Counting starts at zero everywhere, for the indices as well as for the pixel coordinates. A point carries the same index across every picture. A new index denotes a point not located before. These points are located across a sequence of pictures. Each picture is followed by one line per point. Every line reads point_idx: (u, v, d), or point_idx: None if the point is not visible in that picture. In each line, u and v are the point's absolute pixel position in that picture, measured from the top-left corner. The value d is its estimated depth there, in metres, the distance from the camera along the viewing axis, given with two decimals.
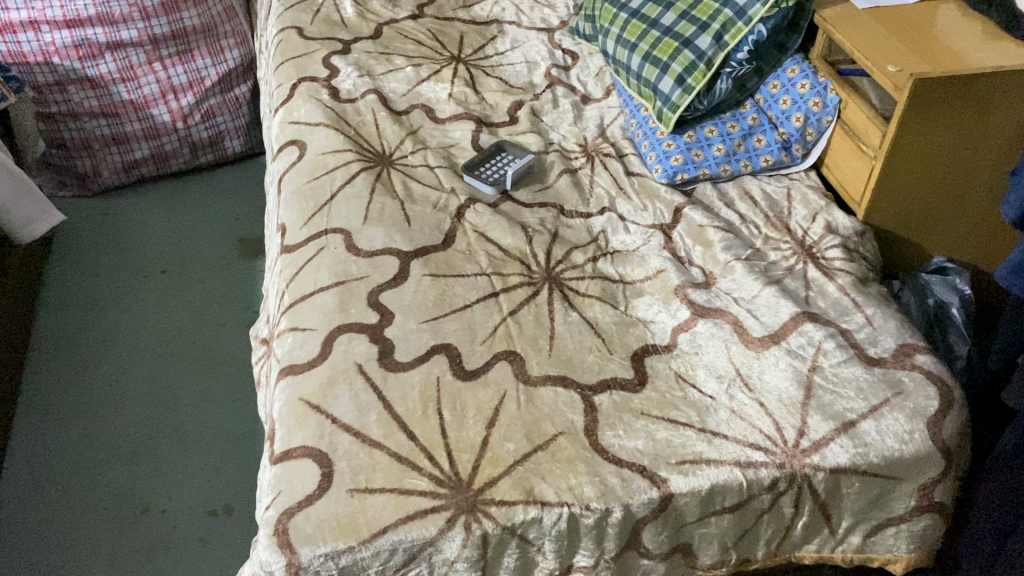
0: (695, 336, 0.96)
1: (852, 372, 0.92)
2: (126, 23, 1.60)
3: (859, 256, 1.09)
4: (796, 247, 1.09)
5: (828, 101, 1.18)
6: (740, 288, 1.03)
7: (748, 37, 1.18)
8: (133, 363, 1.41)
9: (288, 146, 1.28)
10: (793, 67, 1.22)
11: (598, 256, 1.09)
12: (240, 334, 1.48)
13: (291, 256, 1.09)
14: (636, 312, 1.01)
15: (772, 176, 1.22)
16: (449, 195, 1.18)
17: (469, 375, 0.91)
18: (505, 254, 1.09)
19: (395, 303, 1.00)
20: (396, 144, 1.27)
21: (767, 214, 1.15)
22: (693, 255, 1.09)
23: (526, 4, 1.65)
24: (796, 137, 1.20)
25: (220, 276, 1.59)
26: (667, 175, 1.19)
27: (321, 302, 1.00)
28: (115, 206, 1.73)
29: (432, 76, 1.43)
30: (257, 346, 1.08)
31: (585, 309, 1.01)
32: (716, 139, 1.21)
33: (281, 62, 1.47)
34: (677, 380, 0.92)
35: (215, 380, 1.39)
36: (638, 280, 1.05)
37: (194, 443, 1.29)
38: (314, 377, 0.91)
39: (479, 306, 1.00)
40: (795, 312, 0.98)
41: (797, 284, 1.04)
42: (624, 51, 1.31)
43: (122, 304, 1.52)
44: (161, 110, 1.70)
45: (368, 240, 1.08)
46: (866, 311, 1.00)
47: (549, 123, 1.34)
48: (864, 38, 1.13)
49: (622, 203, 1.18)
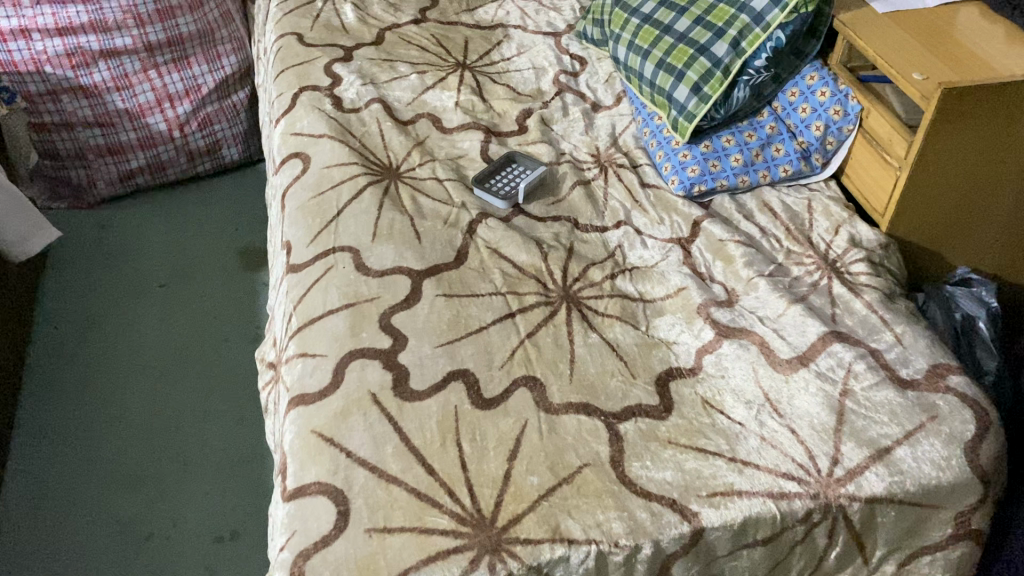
0: (721, 358, 0.93)
1: (884, 395, 0.89)
2: (119, 30, 1.55)
3: (885, 270, 1.06)
4: (820, 261, 1.06)
5: (849, 109, 1.14)
6: (764, 306, 0.99)
7: (766, 44, 1.14)
8: (134, 381, 1.37)
9: (291, 159, 1.24)
10: (812, 73, 1.18)
11: (616, 273, 1.05)
12: (243, 350, 1.44)
13: (298, 276, 1.06)
14: (658, 332, 0.98)
15: (791, 186, 1.18)
16: (460, 210, 1.14)
17: (488, 404, 0.88)
18: (520, 273, 1.05)
19: (408, 326, 0.96)
20: (403, 156, 1.23)
21: (788, 226, 1.11)
22: (714, 271, 1.06)
23: (531, 7, 1.61)
24: (815, 146, 1.16)
25: (220, 289, 1.55)
26: (684, 187, 1.16)
27: (331, 325, 0.97)
28: (112, 217, 1.68)
29: (437, 83, 1.39)
30: (264, 370, 1.04)
31: (605, 330, 0.97)
32: (734, 149, 1.17)
33: (281, 69, 1.42)
34: (705, 407, 0.88)
35: (219, 399, 1.35)
36: (658, 298, 1.02)
37: (198, 466, 1.26)
38: (326, 407, 0.87)
39: (495, 328, 0.96)
40: (823, 331, 0.95)
41: (823, 301, 1.00)
42: (636, 58, 1.27)
43: (121, 321, 1.47)
44: (157, 119, 1.66)
45: (378, 259, 1.05)
46: (896, 329, 0.97)
47: (560, 132, 1.30)
48: (887, 44, 1.09)
49: (638, 216, 1.15)
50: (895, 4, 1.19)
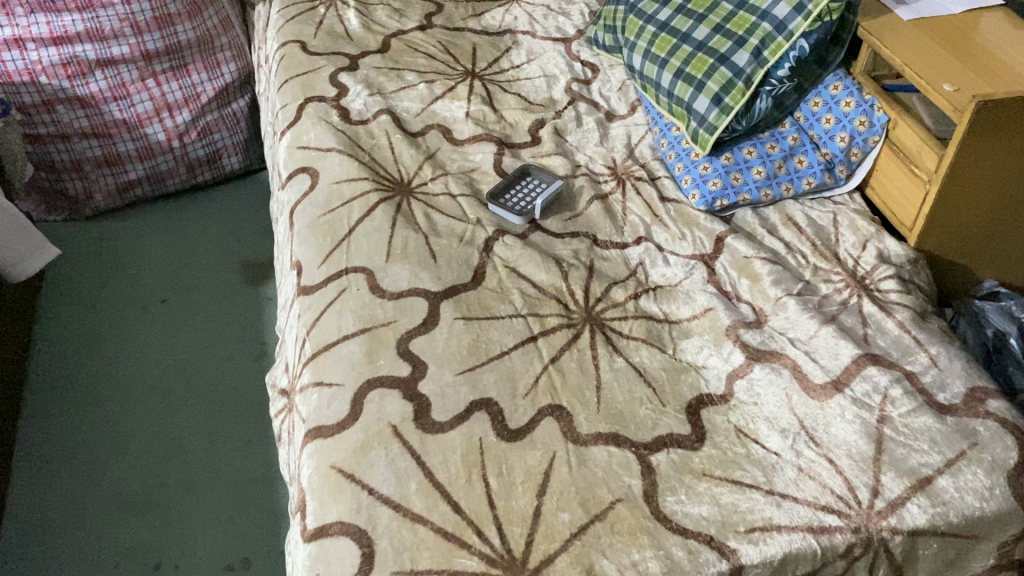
0: (752, 384, 0.90)
1: (923, 422, 0.86)
2: (116, 39, 1.51)
3: (915, 287, 1.03)
4: (849, 278, 1.03)
5: (875, 120, 1.11)
6: (795, 327, 0.96)
7: (789, 53, 1.11)
8: (137, 402, 1.34)
9: (299, 174, 1.20)
10: (836, 83, 1.15)
11: (639, 293, 1.02)
12: (249, 368, 1.40)
13: (310, 298, 1.02)
14: (685, 356, 0.94)
15: (815, 199, 1.15)
16: (475, 226, 1.11)
17: (514, 435, 0.84)
18: (540, 293, 1.01)
19: (427, 352, 0.92)
20: (414, 170, 1.19)
21: (813, 241, 1.08)
22: (740, 290, 1.03)
23: (539, 12, 1.58)
24: (840, 158, 1.13)
25: (224, 304, 1.51)
26: (706, 202, 1.13)
27: (347, 352, 0.93)
28: (110, 230, 1.64)
29: (447, 92, 1.35)
30: (276, 397, 1.01)
31: (630, 353, 0.94)
32: (756, 161, 1.14)
33: (285, 79, 1.38)
34: (738, 436, 0.85)
35: (225, 419, 1.32)
36: (684, 319, 0.99)
37: (207, 490, 1.22)
38: (346, 441, 0.84)
39: (518, 353, 0.93)
40: (857, 354, 0.92)
41: (853, 320, 0.97)
42: (652, 67, 1.23)
43: (122, 339, 1.43)
44: (155, 129, 1.61)
45: (393, 280, 1.01)
46: (930, 350, 0.94)
47: (574, 143, 1.27)
48: (914, 54, 1.06)
49: (659, 232, 1.11)
50: (920, 11, 1.15)
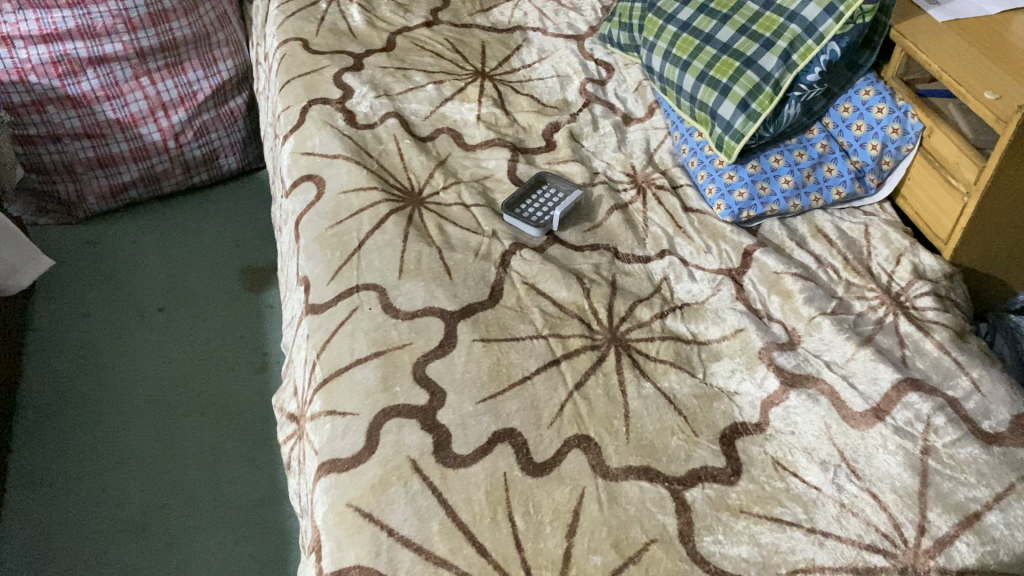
0: (788, 411, 0.86)
1: (969, 452, 0.81)
2: (109, 36, 1.45)
3: (951, 304, 0.99)
4: (884, 295, 0.98)
5: (909, 128, 1.06)
6: (830, 350, 0.92)
7: (819, 57, 1.06)
8: (135, 418, 1.29)
9: (304, 182, 1.15)
10: (867, 87, 1.10)
11: (666, 312, 0.97)
12: (251, 381, 1.35)
13: (319, 317, 0.97)
14: (716, 380, 0.90)
15: (844, 210, 1.11)
16: (491, 239, 1.06)
17: (540, 469, 0.80)
18: (562, 311, 0.97)
19: (446, 378, 0.88)
20: (425, 178, 1.14)
21: (845, 255, 1.04)
22: (770, 308, 0.98)
23: (549, 7, 1.52)
24: (870, 167, 1.09)
25: (224, 313, 1.46)
26: (732, 213, 1.08)
27: (361, 377, 0.88)
28: (104, 233, 1.59)
29: (456, 94, 1.29)
30: (284, 422, 0.96)
31: (659, 378, 0.89)
32: (783, 169, 1.09)
33: (287, 79, 1.32)
34: (776, 468, 0.81)
35: (228, 437, 1.27)
36: (713, 340, 0.94)
37: (209, 512, 1.17)
38: (362, 477, 0.79)
39: (541, 378, 0.88)
40: (896, 379, 0.87)
41: (890, 341, 0.93)
42: (673, 69, 1.18)
43: (119, 350, 1.38)
44: (150, 129, 1.55)
45: (407, 298, 0.96)
46: (972, 373, 0.89)
47: (591, 149, 1.22)
48: (951, 58, 1.01)
49: (682, 244, 1.07)
50: (955, 12, 1.10)
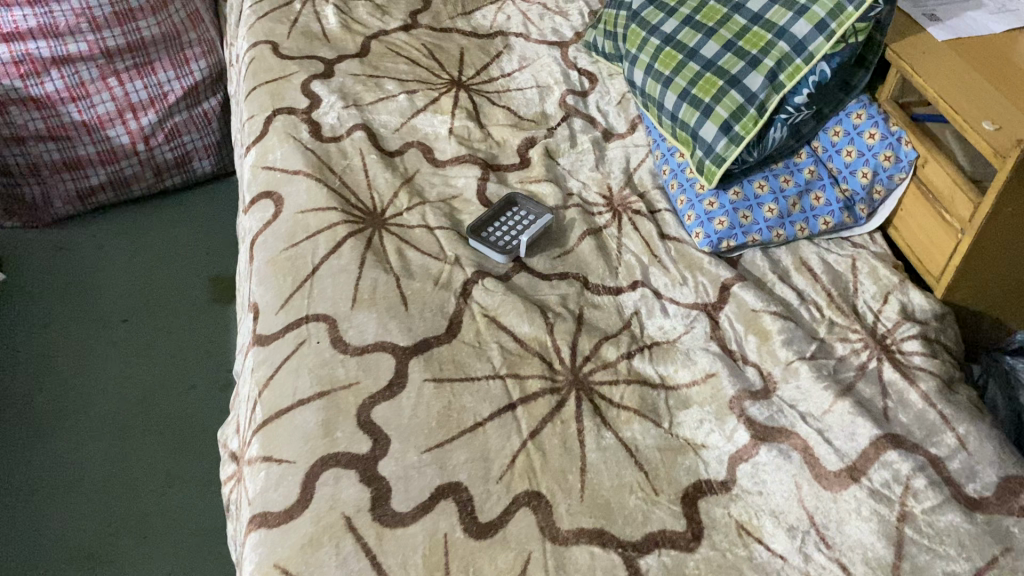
0: (757, 468, 0.80)
1: (949, 521, 0.75)
2: (73, 35, 1.39)
3: (941, 348, 0.92)
4: (868, 338, 0.92)
5: (902, 155, 1.00)
6: (807, 400, 0.85)
7: (808, 77, 0.99)
8: (91, 437, 1.24)
9: (262, 200, 1.09)
10: (860, 110, 1.03)
11: (633, 352, 0.91)
12: (213, 399, 1.30)
13: (264, 350, 0.91)
14: (683, 431, 0.84)
15: (832, 240, 1.04)
16: (453, 266, 1.00)
17: (484, 531, 0.74)
18: (522, 348, 0.91)
19: (391, 423, 0.82)
20: (389, 198, 1.08)
21: (829, 291, 0.97)
22: (746, 349, 0.92)
23: (535, 11, 1.45)
24: (861, 196, 1.02)
25: (190, 325, 1.40)
26: (711, 242, 1.01)
27: (301, 421, 0.82)
28: (70, 238, 1.53)
29: (429, 105, 1.23)
30: (226, 461, 0.90)
31: (621, 427, 0.83)
32: (768, 197, 1.02)
33: (253, 87, 1.26)
34: (739, 534, 0.75)
35: (186, 460, 1.22)
36: (682, 385, 0.88)
37: (160, 541, 1.12)
38: (293, 535, 0.74)
39: (493, 425, 0.82)
40: (875, 435, 0.81)
41: (872, 390, 0.87)
42: (655, 85, 1.11)
43: (80, 363, 1.33)
44: (118, 131, 1.50)
45: (358, 332, 0.91)
46: (958, 429, 0.83)
47: (567, 167, 1.15)
48: (949, 82, 0.94)
49: (657, 275, 1.00)
50: (956, 31, 1.03)
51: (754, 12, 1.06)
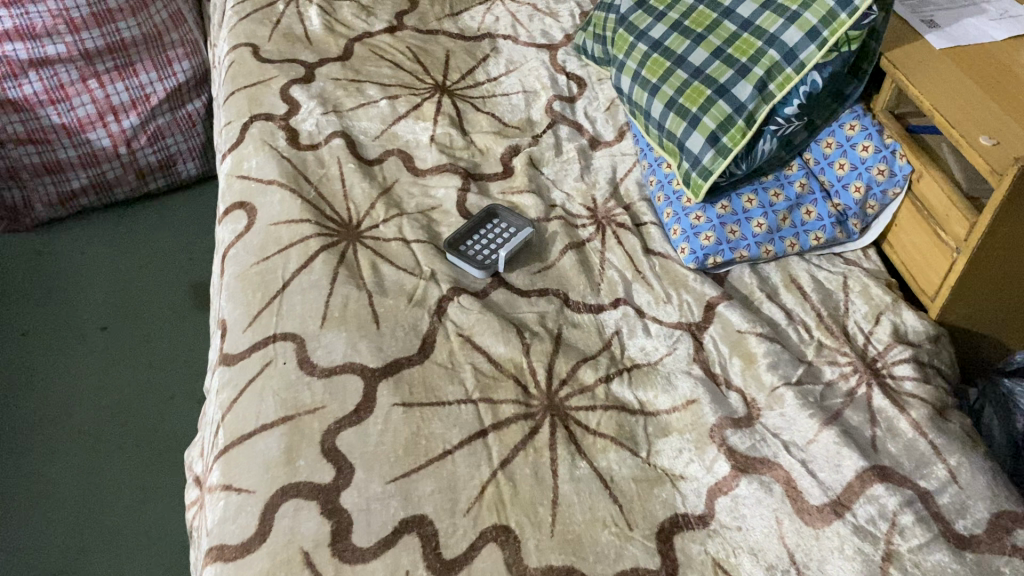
0: (737, 502, 0.76)
1: (937, 560, 0.71)
2: (51, 37, 1.36)
3: (934, 372, 0.88)
4: (858, 362, 0.88)
5: (897, 169, 0.96)
6: (791, 428, 0.82)
7: (798, 87, 0.95)
8: (66, 450, 1.21)
9: (235, 210, 1.06)
10: (853, 122, 0.99)
11: (612, 375, 0.87)
12: (191, 411, 1.27)
13: (230, 371, 0.88)
14: (661, 460, 0.80)
15: (824, 256, 1.00)
16: (429, 282, 0.96)
17: (447, 568, 0.71)
18: (496, 370, 0.87)
19: (356, 451, 0.79)
20: (365, 210, 1.05)
21: (819, 311, 0.93)
22: (730, 372, 0.88)
23: (524, 12, 1.41)
24: (854, 211, 0.98)
25: (170, 334, 1.37)
26: (696, 258, 0.97)
27: (263, 447, 0.79)
28: (51, 243, 1.51)
29: (411, 111, 1.19)
30: (190, 485, 0.87)
31: (596, 456, 0.80)
32: (756, 211, 0.99)
33: (231, 91, 1.23)
34: (716, 572, 0.72)
35: (161, 474, 1.19)
36: (662, 412, 0.84)
37: (132, 558, 1.10)
38: (249, 570, 0.71)
39: (462, 454, 0.79)
40: (861, 467, 0.77)
41: (860, 418, 0.83)
42: (642, 93, 1.07)
43: (57, 373, 1.31)
44: (100, 134, 1.47)
45: (326, 352, 0.88)
46: (949, 461, 0.79)
47: (551, 177, 1.11)
48: (945, 94, 0.90)
49: (640, 292, 0.97)
50: (955, 39, 0.99)
51: (744, 17, 1.01)
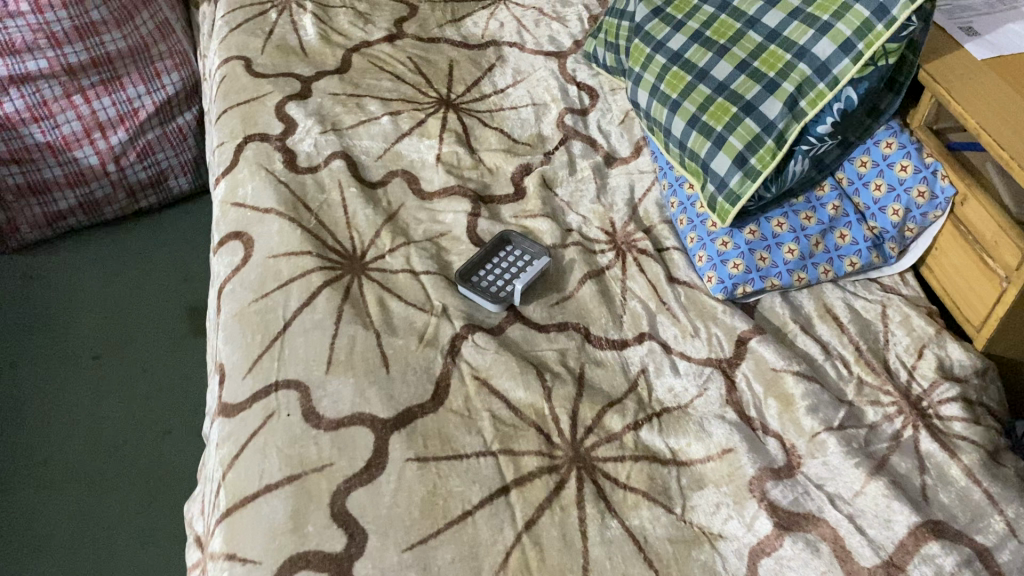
0: (782, 564, 0.70)
1: None
2: (31, 52, 1.29)
3: (982, 411, 0.83)
4: (902, 401, 0.82)
5: (938, 191, 0.90)
6: (836, 479, 0.76)
7: (832, 104, 0.88)
8: (60, 490, 1.16)
9: (231, 241, 0.99)
10: (889, 139, 0.92)
11: (640, 421, 0.81)
12: (190, 445, 1.21)
13: (230, 423, 0.82)
14: (697, 516, 0.75)
15: (859, 282, 0.94)
16: (440, 318, 0.90)
17: None
18: (516, 417, 0.81)
19: (369, 514, 0.73)
20: (370, 238, 0.99)
21: (857, 345, 0.87)
22: (766, 416, 0.82)
23: (530, 16, 1.34)
24: (891, 234, 0.92)
25: (166, 362, 1.31)
26: (725, 288, 0.91)
27: (267, 511, 0.74)
28: (39, 266, 1.44)
29: (415, 128, 1.13)
30: (191, 546, 0.82)
31: (628, 514, 0.74)
32: (787, 236, 0.92)
33: (223, 109, 1.16)
34: None
35: (159, 514, 1.13)
36: (696, 461, 0.78)
37: None
38: None
39: (484, 515, 0.73)
40: (914, 523, 0.72)
41: (908, 465, 0.77)
42: (660, 109, 1.00)
43: (48, 408, 1.25)
44: (86, 152, 1.40)
45: (332, 401, 0.81)
46: (1007, 512, 0.74)
47: (565, 199, 1.05)
48: (991, 111, 0.84)
49: (666, 325, 0.91)
50: (997, 48, 0.92)
51: (771, 28, 0.95)
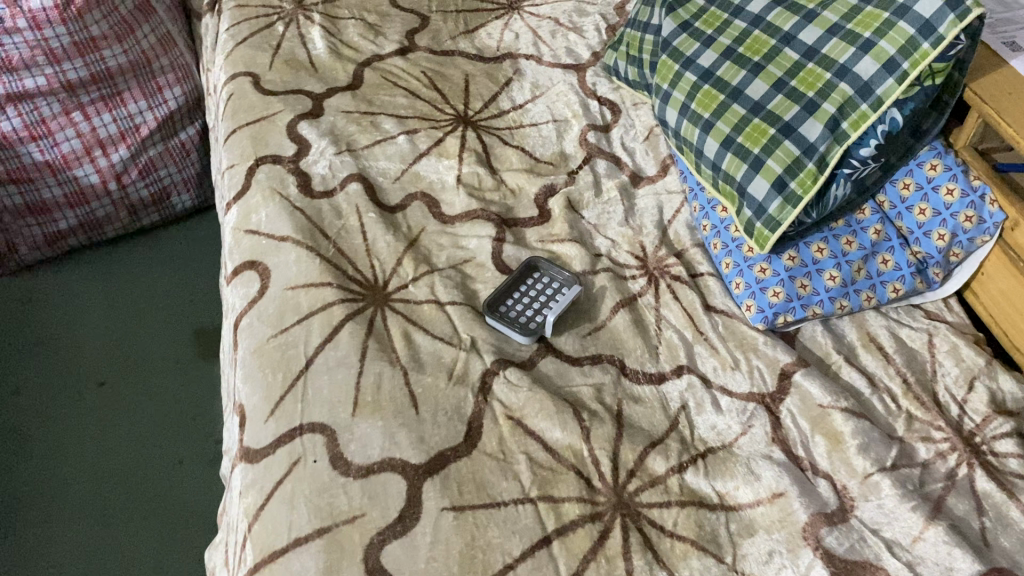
0: None
1: None
2: (29, 69, 1.24)
3: None
4: (955, 438, 0.79)
5: (986, 215, 0.87)
6: (892, 524, 0.73)
7: (876, 126, 0.85)
8: (67, 526, 1.11)
9: (246, 271, 0.95)
10: (933, 160, 0.89)
11: (685, 463, 0.78)
12: (202, 476, 1.17)
13: (253, 469, 0.78)
14: (750, 566, 0.71)
15: (902, 308, 0.92)
16: (469, 353, 0.86)
17: None
18: (554, 460, 0.78)
19: (405, 570, 0.69)
20: (391, 267, 0.94)
21: (905, 377, 0.84)
22: (814, 455, 0.79)
23: (546, 27, 1.30)
24: (935, 260, 0.89)
25: (175, 388, 1.27)
26: (765, 318, 0.88)
27: (298, 568, 0.70)
28: (39, 288, 1.39)
29: (433, 147, 1.09)
30: None
31: (677, 565, 0.71)
32: (828, 262, 0.89)
33: (232, 129, 1.12)
34: None
35: (171, 550, 1.09)
36: (744, 506, 0.75)
37: None
38: None
39: (526, 568, 0.70)
40: (978, 572, 0.69)
41: (965, 506, 0.74)
42: (692, 128, 0.97)
43: (53, 439, 1.20)
44: (87, 171, 1.36)
45: (361, 446, 0.77)
46: None
47: (592, 221, 1.02)
48: None
49: (704, 357, 0.87)
50: None
51: (808, 45, 0.91)
